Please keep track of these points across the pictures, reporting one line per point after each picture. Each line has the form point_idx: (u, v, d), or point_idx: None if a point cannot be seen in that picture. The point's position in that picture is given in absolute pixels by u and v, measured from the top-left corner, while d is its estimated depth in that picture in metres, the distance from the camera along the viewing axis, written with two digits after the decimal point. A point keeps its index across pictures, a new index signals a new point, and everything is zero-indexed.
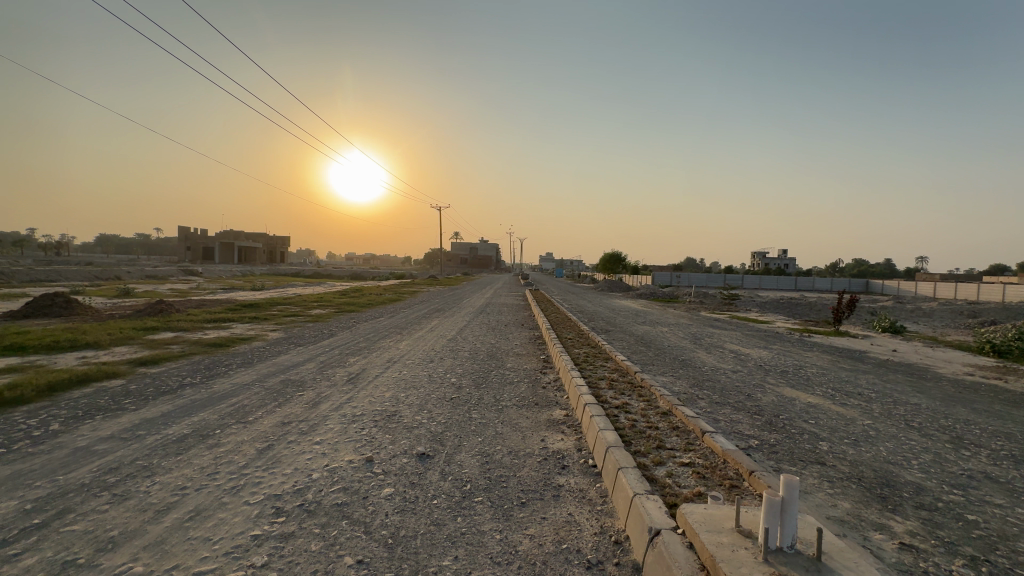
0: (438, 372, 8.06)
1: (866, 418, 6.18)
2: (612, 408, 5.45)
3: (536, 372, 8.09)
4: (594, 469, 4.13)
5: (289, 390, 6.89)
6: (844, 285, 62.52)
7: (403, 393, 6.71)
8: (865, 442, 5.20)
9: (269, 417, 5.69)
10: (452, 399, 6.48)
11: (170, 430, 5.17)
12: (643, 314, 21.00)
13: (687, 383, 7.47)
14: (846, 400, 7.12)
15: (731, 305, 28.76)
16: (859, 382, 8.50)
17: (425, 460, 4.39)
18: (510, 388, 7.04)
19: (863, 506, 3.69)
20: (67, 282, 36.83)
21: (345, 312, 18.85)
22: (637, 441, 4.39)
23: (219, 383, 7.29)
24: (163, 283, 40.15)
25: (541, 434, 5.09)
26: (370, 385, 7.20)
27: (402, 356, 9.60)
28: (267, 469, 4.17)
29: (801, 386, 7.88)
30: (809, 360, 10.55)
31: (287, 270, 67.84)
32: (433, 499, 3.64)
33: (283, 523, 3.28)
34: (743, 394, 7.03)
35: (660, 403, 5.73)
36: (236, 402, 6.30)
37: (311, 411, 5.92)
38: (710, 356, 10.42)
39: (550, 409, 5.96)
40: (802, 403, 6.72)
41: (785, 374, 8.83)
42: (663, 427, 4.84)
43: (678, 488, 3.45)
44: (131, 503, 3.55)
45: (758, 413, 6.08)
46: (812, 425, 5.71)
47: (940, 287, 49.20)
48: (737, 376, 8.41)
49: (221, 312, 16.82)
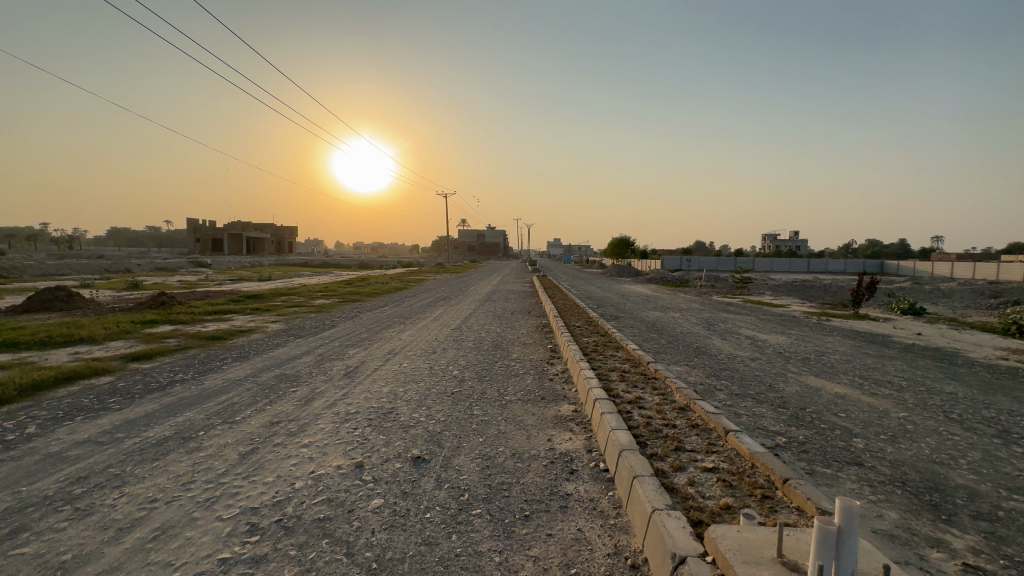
0: (440, 364, 7.69)
1: (901, 410, 5.69)
2: (624, 403, 5.01)
3: (543, 363, 7.69)
4: (605, 474, 3.72)
5: (282, 386, 6.56)
6: (859, 265, 61.23)
7: (402, 388, 6.33)
8: (904, 438, 4.74)
9: (258, 416, 5.35)
10: (453, 394, 6.09)
11: (151, 433, 4.84)
12: (653, 300, 20.45)
13: (703, 373, 7.01)
14: (877, 390, 6.62)
15: (743, 288, 28.05)
16: (887, 370, 7.98)
17: (420, 464, 4.01)
18: (515, 381, 6.63)
19: (913, 517, 3.25)
20: (77, 274, 37.23)
21: (349, 302, 18.54)
22: (653, 442, 3.96)
23: (211, 379, 6.97)
24: (171, 275, 40.16)
25: (547, 433, 4.68)
26: (367, 380, 6.82)
27: (403, 347, 9.24)
28: (246, 478, 3.82)
29: (826, 375, 7.38)
30: (830, 346, 10.04)
31: (295, 260, 67.88)
32: (425, 513, 3.25)
33: (256, 543, 2.92)
34: (764, 384, 6.58)
35: (677, 396, 5.28)
36: (226, 400, 5.97)
37: (302, 408, 5.57)
38: (726, 343, 9.94)
39: (557, 405, 5.55)
40: (829, 394, 6.24)
41: (807, 361, 8.34)
42: (682, 425, 4.40)
43: (702, 500, 3.05)
44: (92, 520, 3.21)
45: (783, 407, 5.63)
46: (843, 420, 5.24)
47: (958, 267, 47.97)
48: (756, 364, 7.93)
49: (224, 304, 16.59)
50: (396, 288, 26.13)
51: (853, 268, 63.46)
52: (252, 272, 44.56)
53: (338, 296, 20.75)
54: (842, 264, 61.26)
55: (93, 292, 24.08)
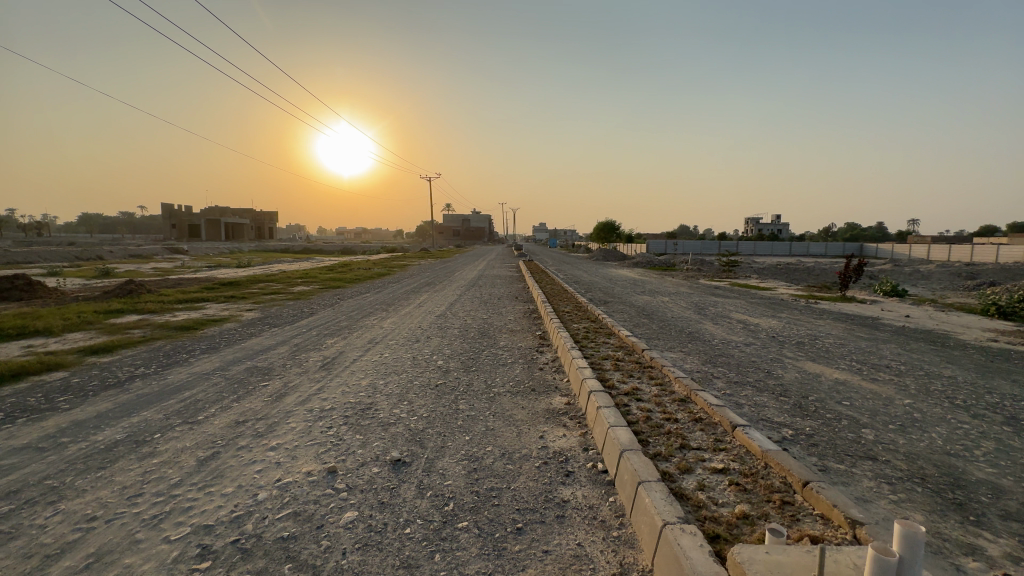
0: (424, 354, 7.29)
1: (905, 396, 5.48)
2: (620, 395, 4.67)
3: (532, 351, 7.32)
4: (604, 477, 3.39)
5: (253, 380, 6.09)
6: (839, 248, 62.21)
7: (382, 381, 5.90)
8: (913, 428, 4.49)
9: (223, 414, 4.88)
10: (437, 386, 5.70)
11: (101, 436, 4.36)
12: (641, 284, 20.18)
13: (699, 360, 6.72)
14: (876, 375, 6.41)
15: (729, 272, 27.98)
16: (883, 353, 7.80)
17: (400, 469, 3.62)
18: (503, 372, 6.25)
19: (939, 519, 2.97)
20: (45, 262, 35.78)
21: (330, 289, 17.89)
22: (655, 440, 3.62)
23: (175, 373, 6.45)
24: (145, 262, 38.70)
25: (539, 430, 4.32)
26: (345, 372, 6.38)
27: (385, 336, 8.79)
28: (202, 488, 3.39)
29: (823, 359, 7.17)
30: (823, 329, 9.89)
31: (276, 246, 66.20)
32: (405, 527, 2.87)
33: (206, 571, 2.51)
34: (762, 371, 6.32)
35: (676, 387, 4.96)
36: (189, 396, 5.49)
37: (272, 405, 5.12)
38: (718, 327, 9.71)
39: (548, 397, 5.20)
40: (829, 381, 6.01)
41: (802, 346, 8.12)
42: (684, 419, 4.08)
43: (716, 508, 2.73)
44: (15, 545, 2.76)
45: (784, 395, 5.36)
46: (848, 408, 4.99)
47: (934, 249, 48.97)
48: (752, 349, 7.69)
49: (196, 292, 15.85)
50: (378, 274, 25.44)
51: (833, 251, 64.36)
52: (229, 259, 43.27)
53: (318, 283, 20.07)
54: (823, 246, 62.03)
55: (59, 280, 22.94)
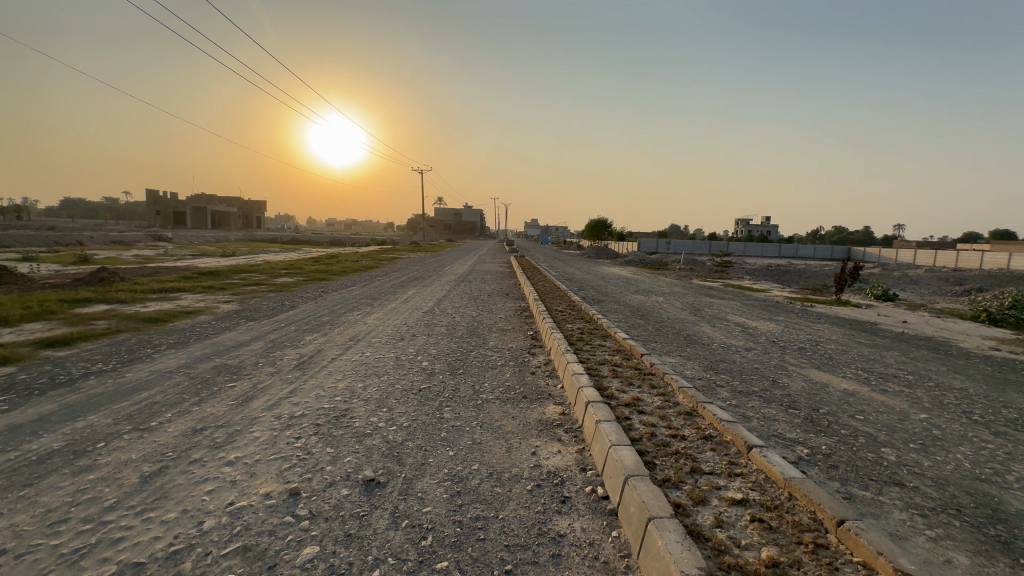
0: (408, 354, 6.82)
1: (919, 410, 5.15)
2: (621, 407, 4.25)
3: (524, 353, 6.89)
4: (606, 505, 2.98)
5: (219, 380, 5.59)
6: (828, 251, 62.62)
7: (360, 384, 5.43)
8: (936, 448, 4.14)
9: (179, 420, 4.39)
10: (421, 391, 5.26)
11: (36, 444, 3.85)
12: (634, 283, 19.81)
13: (700, 366, 6.35)
14: (884, 385, 6.09)
15: (720, 273, 27.78)
16: (888, 361, 7.50)
17: (372, 491, 3.18)
18: (492, 376, 5.80)
19: (987, 562, 2.60)
20: (21, 246, 34.64)
21: (314, 281, 17.28)
22: (662, 462, 3.22)
23: (135, 371, 5.92)
24: (126, 249, 37.45)
25: (531, 445, 3.89)
26: (321, 372, 5.90)
27: (367, 333, 8.31)
28: (140, 513, 2.91)
29: (828, 367, 6.82)
30: (822, 334, 9.60)
31: (264, 236, 64.92)
32: (373, 569, 2.43)
33: None
34: (767, 379, 5.96)
35: (680, 398, 4.56)
36: (146, 398, 4.96)
37: (237, 410, 4.63)
38: (716, 330, 9.37)
39: (541, 405, 4.78)
40: (838, 391, 5.67)
41: (805, 352, 7.79)
42: (691, 436, 3.68)
43: (740, 553, 2.33)
44: None
45: (794, 407, 4.98)
46: (862, 423, 4.64)
47: (920, 255, 49.47)
48: (753, 355, 7.33)
49: (173, 281, 15.15)
50: (366, 266, 24.84)
51: (823, 254, 64.65)
52: (214, 247, 42.18)
53: (302, 274, 19.44)
54: (812, 248, 62.27)
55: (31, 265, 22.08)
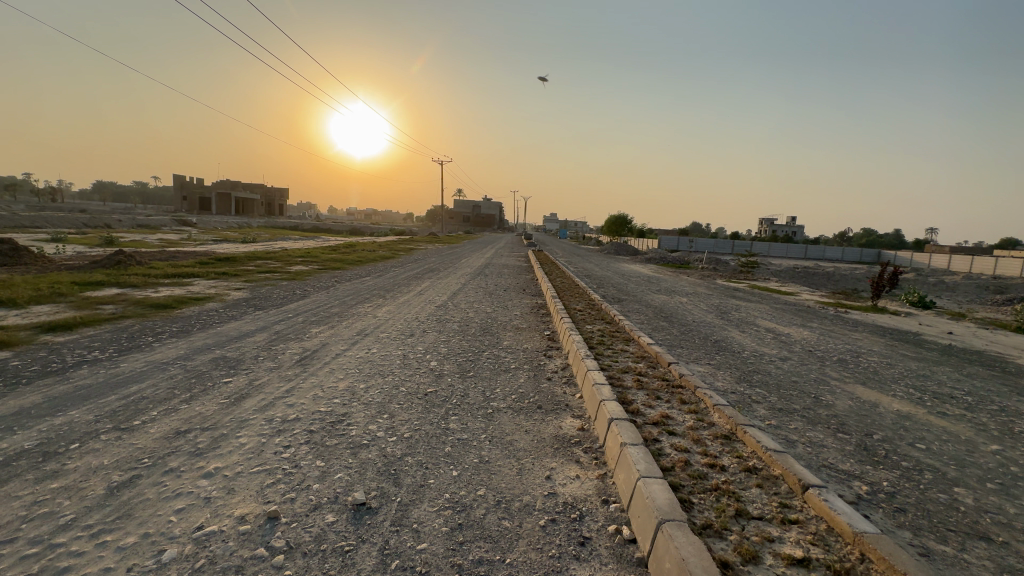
0: (416, 352, 6.41)
1: (989, 440, 4.52)
2: (648, 427, 3.75)
3: (540, 356, 6.42)
4: (634, 552, 2.51)
5: (215, 375, 5.26)
6: (857, 254, 60.41)
7: (362, 385, 5.04)
8: (1019, 490, 3.55)
9: (164, 420, 4.04)
10: (426, 394, 4.84)
11: (6, 442, 3.53)
12: (656, 282, 19.11)
13: (732, 377, 5.79)
14: (942, 407, 5.44)
15: (745, 274, 26.74)
16: (940, 379, 6.81)
17: (361, 518, 2.76)
18: (504, 381, 5.35)
19: None
20: (50, 227, 35.51)
21: (329, 270, 17.04)
22: (700, 502, 2.73)
23: (131, 361, 5.64)
24: (150, 233, 37.97)
25: (545, 466, 3.43)
26: (323, 370, 5.53)
27: (376, 327, 7.95)
28: (95, 537, 2.54)
29: (875, 384, 6.19)
30: (862, 344, 8.90)
31: (285, 223, 65.64)
32: None
33: None
34: (809, 396, 5.39)
35: (715, 418, 4.02)
36: (134, 392, 4.65)
37: (227, 410, 4.28)
38: (745, 336, 8.75)
39: (558, 418, 4.30)
40: (891, 413, 5.06)
41: (846, 365, 7.14)
42: (732, 468, 3.16)
43: None
44: None
45: (843, 431, 4.41)
46: (925, 454, 4.05)
47: (956, 260, 47.25)
48: (790, 367, 6.73)
49: (188, 266, 15.05)
50: (382, 257, 24.59)
51: (851, 257, 62.32)
52: (234, 233, 42.50)
53: (317, 263, 19.29)
54: (841, 250, 60.15)
55: (56, 247, 22.51)
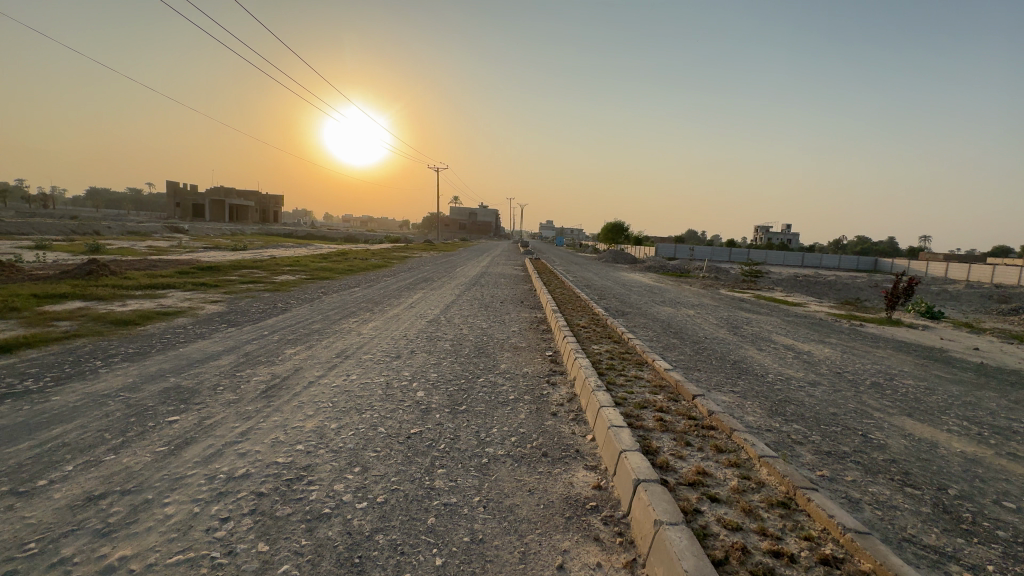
0: (401, 380, 5.60)
1: None
2: (684, 491, 2.99)
3: (543, 384, 5.63)
4: None
5: (161, 412, 4.43)
6: (855, 263, 60.09)
7: (333, 425, 4.25)
8: None
9: (78, 479, 3.22)
10: (409, 437, 4.05)
11: None
12: (660, 292, 18.34)
13: (764, 410, 5.03)
14: (1009, 446, 4.69)
15: (749, 283, 26.12)
16: (989, 407, 6.08)
17: None
18: (503, 417, 4.57)
19: None
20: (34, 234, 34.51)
21: (317, 280, 16.26)
22: None
23: (66, 393, 4.81)
24: (139, 240, 37.00)
25: (557, 548, 2.65)
26: (291, 404, 4.72)
27: (359, 347, 7.15)
28: None
29: (924, 416, 5.44)
30: (891, 364, 8.17)
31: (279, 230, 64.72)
32: None
33: None
34: (857, 435, 4.62)
35: (762, 475, 3.27)
36: (55, 438, 3.82)
37: (162, 464, 3.46)
38: (765, 356, 8.00)
39: (568, 471, 3.52)
40: (958, 457, 4.30)
41: (884, 391, 6.38)
42: (807, 558, 2.40)
43: None
44: None
45: (911, 485, 3.65)
46: (1019, 518, 3.29)
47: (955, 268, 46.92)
48: (823, 394, 5.98)
49: (165, 276, 14.17)
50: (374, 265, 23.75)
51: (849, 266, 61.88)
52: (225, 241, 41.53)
53: (306, 273, 18.37)
54: (839, 257, 59.86)
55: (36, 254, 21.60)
